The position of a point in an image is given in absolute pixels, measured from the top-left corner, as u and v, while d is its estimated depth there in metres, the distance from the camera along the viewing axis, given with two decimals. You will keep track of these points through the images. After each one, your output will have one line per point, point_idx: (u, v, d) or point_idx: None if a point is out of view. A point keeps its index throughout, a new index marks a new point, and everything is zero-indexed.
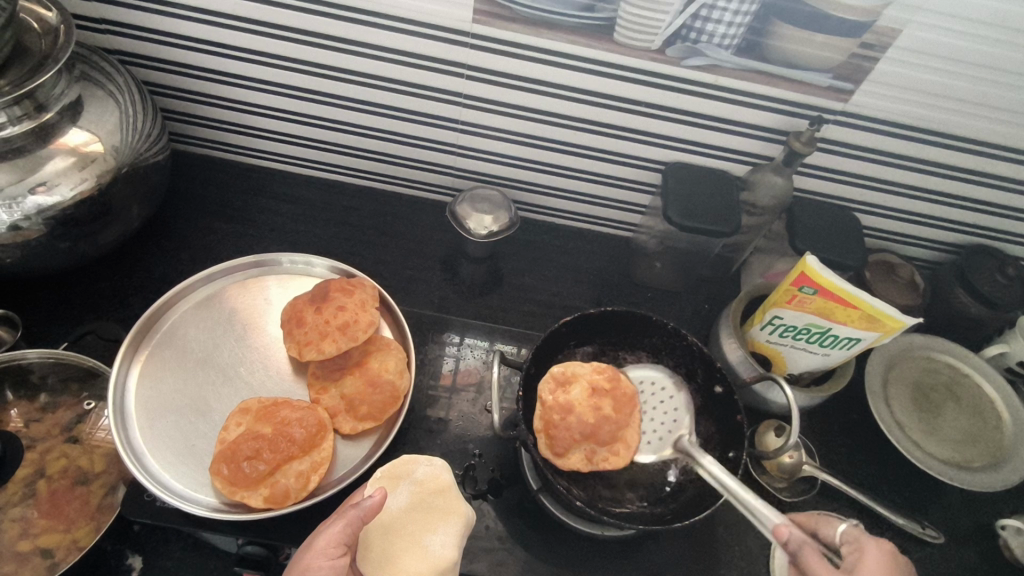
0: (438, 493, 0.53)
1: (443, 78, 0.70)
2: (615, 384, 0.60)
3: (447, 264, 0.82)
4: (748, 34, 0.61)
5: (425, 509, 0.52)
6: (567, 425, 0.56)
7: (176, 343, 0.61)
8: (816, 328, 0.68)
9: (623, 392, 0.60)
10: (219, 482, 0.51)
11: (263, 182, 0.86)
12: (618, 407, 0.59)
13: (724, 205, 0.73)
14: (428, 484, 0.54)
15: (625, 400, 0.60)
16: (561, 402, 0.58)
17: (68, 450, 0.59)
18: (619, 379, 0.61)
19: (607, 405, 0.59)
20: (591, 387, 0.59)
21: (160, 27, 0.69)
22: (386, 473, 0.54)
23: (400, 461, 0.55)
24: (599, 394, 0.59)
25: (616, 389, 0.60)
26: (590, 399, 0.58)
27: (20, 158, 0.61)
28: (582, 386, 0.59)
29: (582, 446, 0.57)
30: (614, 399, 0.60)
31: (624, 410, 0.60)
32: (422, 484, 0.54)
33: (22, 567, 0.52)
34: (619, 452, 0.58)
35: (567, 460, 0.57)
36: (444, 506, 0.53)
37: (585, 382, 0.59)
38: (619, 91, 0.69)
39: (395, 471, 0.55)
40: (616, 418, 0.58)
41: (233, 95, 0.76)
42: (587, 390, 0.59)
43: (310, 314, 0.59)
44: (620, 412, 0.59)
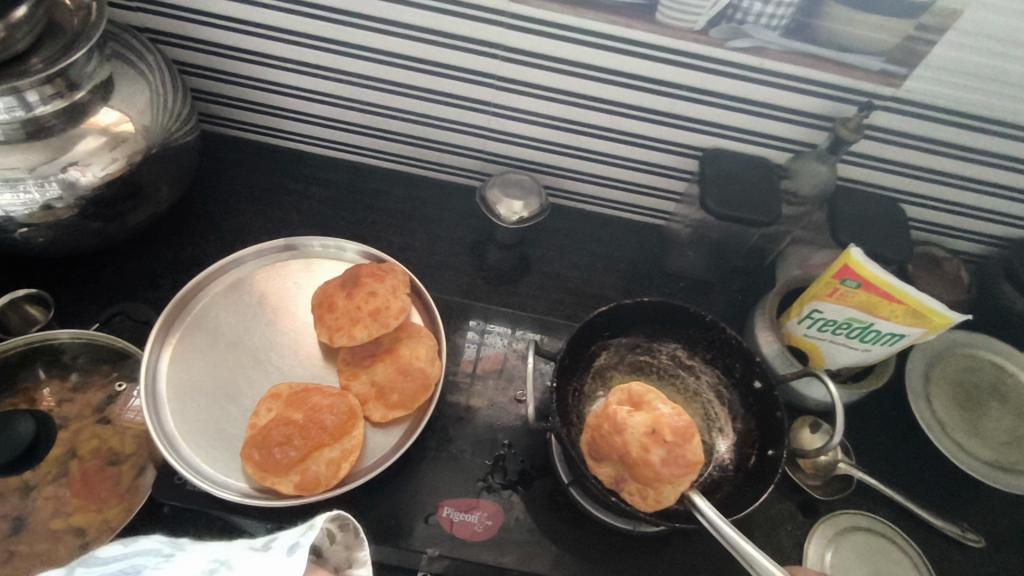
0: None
1: (477, 59, 0.68)
2: (682, 441, 0.52)
3: (475, 250, 0.81)
4: (797, 14, 0.59)
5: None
6: (611, 440, 0.53)
7: (206, 326, 0.60)
8: (858, 323, 0.66)
9: (683, 454, 0.52)
10: (250, 467, 0.51)
11: (290, 165, 0.85)
12: (669, 464, 0.51)
13: (764, 193, 0.70)
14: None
15: (684, 462, 0.51)
16: (617, 417, 0.53)
17: (100, 430, 0.60)
18: (689, 440, 0.53)
19: (656, 454, 0.51)
20: (653, 426, 0.53)
21: (191, 5, 0.68)
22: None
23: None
24: (658, 436, 0.52)
25: (680, 444, 0.52)
26: (644, 435, 0.52)
27: (52, 138, 0.60)
28: (646, 420, 0.53)
29: (616, 465, 0.52)
30: (671, 452, 0.51)
31: (675, 467, 0.51)
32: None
33: (56, 546, 0.53)
34: (650, 496, 0.51)
35: (597, 467, 0.53)
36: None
37: (653, 417, 0.53)
38: (659, 74, 0.67)
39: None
40: (660, 469, 0.51)
41: (264, 75, 0.75)
42: (647, 425, 0.53)
43: (341, 299, 0.58)
44: (665, 466, 0.51)
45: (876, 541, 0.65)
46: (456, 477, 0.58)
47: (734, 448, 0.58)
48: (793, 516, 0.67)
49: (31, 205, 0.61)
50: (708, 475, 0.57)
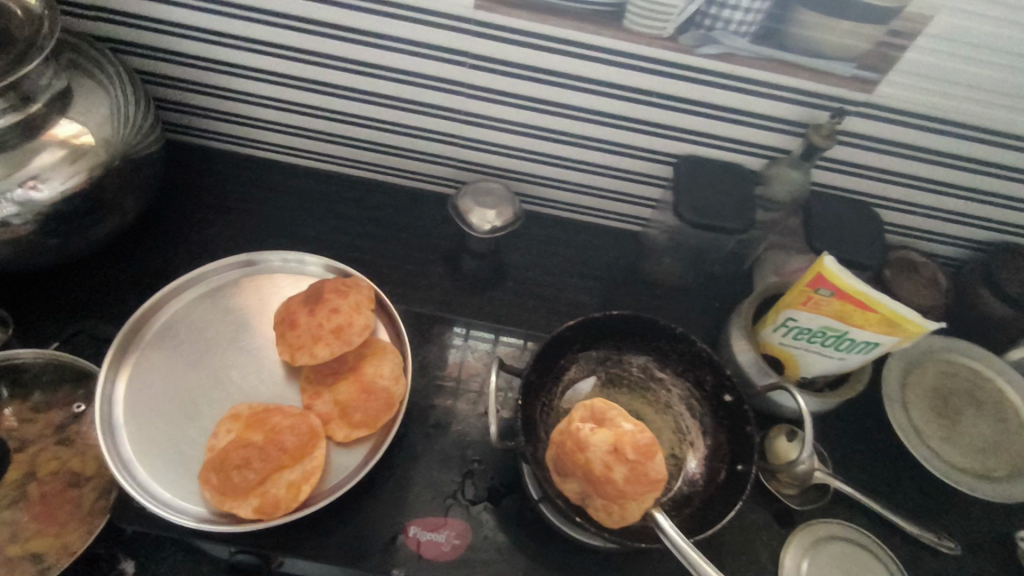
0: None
1: (445, 67, 0.67)
2: (645, 458, 0.52)
3: (450, 259, 0.80)
4: (767, 21, 0.58)
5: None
6: (574, 457, 0.52)
7: (166, 344, 0.59)
8: (833, 331, 0.65)
9: (646, 472, 0.51)
10: (208, 490, 0.49)
11: (260, 174, 0.83)
12: (633, 482, 0.50)
13: (738, 201, 0.69)
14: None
15: (647, 479, 0.51)
16: (579, 435, 0.53)
17: (60, 451, 0.59)
18: (651, 457, 0.52)
19: (619, 472, 0.50)
20: (615, 444, 0.52)
21: (151, 14, 0.66)
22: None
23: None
24: (620, 454, 0.51)
25: (642, 461, 0.51)
26: (606, 452, 0.51)
27: (8, 152, 0.60)
28: (608, 438, 0.52)
29: (579, 482, 0.52)
30: (633, 469, 0.51)
31: (638, 485, 0.50)
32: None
33: (14, 572, 0.52)
34: (615, 511, 0.50)
35: (562, 484, 0.52)
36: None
37: (615, 434, 0.53)
38: (630, 82, 0.66)
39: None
40: (623, 487, 0.50)
41: (230, 84, 0.73)
42: (609, 442, 0.52)
43: (304, 316, 0.57)
44: (629, 484, 0.50)
45: (851, 549, 0.65)
46: (423, 495, 0.57)
47: (705, 463, 0.58)
48: (768, 526, 0.67)
49: None
50: (679, 491, 0.56)
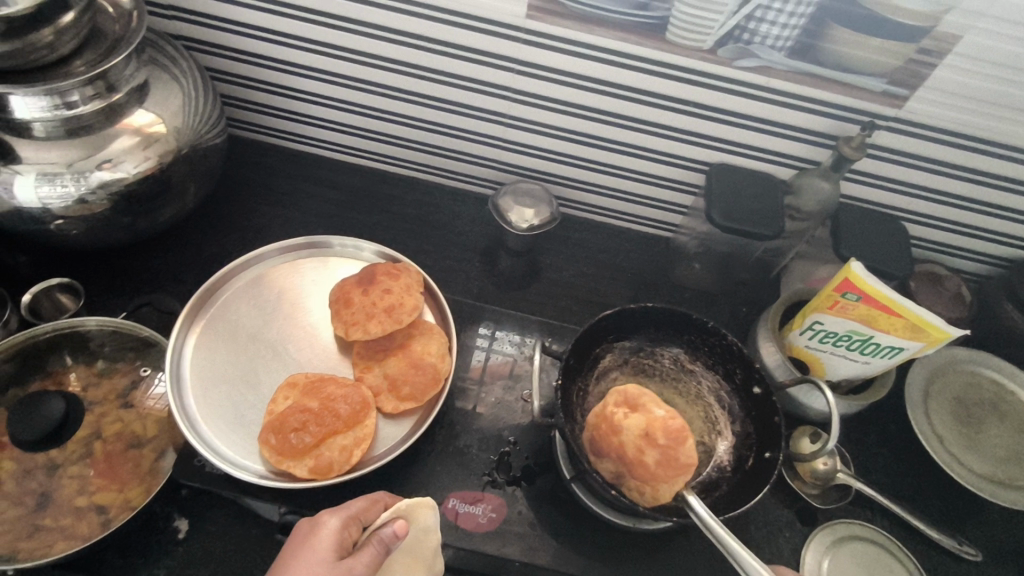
0: (432, 546, 0.54)
1: (493, 72, 0.71)
2: (676, 443, 0.55)
3: (487, 256, 0.84)
4: (802, 36, 0.62)
5: (412, 554, 0.53)
6: (608, 439, 0.55)
7: (228, 317, 0.63)
8: (858, 335, 0.68)
9: (677, 457, 0.54)
10: (267, 450, 0.53)
11: (311, 169, 0.88)
12: (664, 465, 0.53)
13: (768, 208, 0.72)
14: (428, 538, 0.53)
15: (679, 463, 0.54)
16: (612, 420, 0.56)
17: (124, 414, 0.63)
18: (681, 443, 0.55)
19: (650, 456, 0.53)
20: (647, 429, 0.55)
21: (224, 15, 0.72)
22: (405, 508, 0.53)
23: (420, 503, 0.53)
24: (652, 438, 0.54)
25: (673, 447, 0.54)
26: (638, 437, 0.54)
27: (91, 136, 0.65)
28: (640, 423, 0.55)
29: (614, 464, 0.55)
30: (665, 453, 0.54)
31: (669, 469, 0.53)
32: (428, 535, 0.53)
33: (80, 521, 0.56)
34: (647, 492, 0.53)
35: (598, 464, 0.56)
36: (427, 561, 0.53)
37: (648, 419, 0.56)
38: (668, 90, 0.69)
39: (408, 511, 0.53)
40: (654, 470, 0.53)
41: (289, 83, 0.78)
42: (641, 427, 0.55)
43: (358, 295, 0.61)
44: (660, 467, 0.53)
45: (872, 549, 0.66)
46: (461, 471, 0.60)
47: (732, 450, 0.60)
48: (791, 523, 0.68)
49: (67, 199, 0.65)
50: (707, 476, 0.58)
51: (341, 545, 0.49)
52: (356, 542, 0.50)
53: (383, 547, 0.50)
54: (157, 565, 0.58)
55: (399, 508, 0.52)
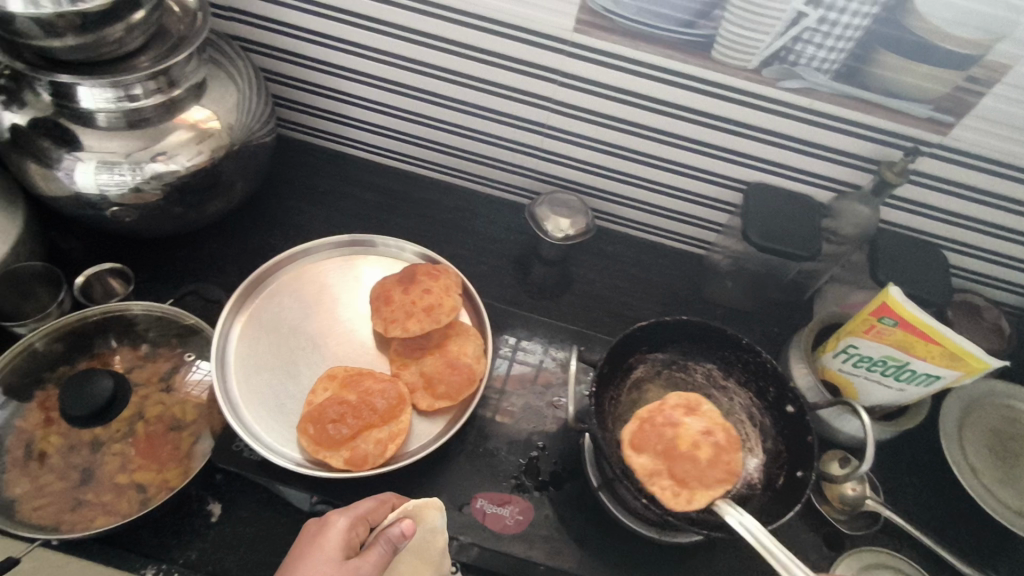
0: (439, 545, 0.54)
1: (538, 83, 0.73)
2: (730, 452, 0.58)
3: (520, 264, 0.85)
4: (849, 59, 0.62)
5: (420, 554, 0.54)
6: (660, 432, 0.58)
7: (273, 308, 0.65)
8: (893, 361, 0.67)
9: (726, 464, 0.57)
10: (305, 439, 0.55)
11: (353, 171, 0.90)
12: (714, 466, 0.56)
13: (806, 228, 0.72)
14: (436, 540, 0.54)
15: (728, 470, 0.56)
16: (672, 417, 0.59)
17: (164, 398, 0.65)
18: (734, 454, 0.58)
19: (703, 454, 0.56)
20: (704, 432, 0.59)
21: (282, 19, 0.74)
22: (412, 508, 0.53)
23: (427, 504, 0.53)
24: (708, 440, 0.58)
25: (728, 455, 0.58)
26: (696, 436, 0.58)
27: (150, 128, 0.68)
28: (699, 426, 0.59)
29: (654, 460, 0.56)
30: (717, 457, 0.57)
31: (716, 471, 0.56)
32: (435, 536, 0.54)
33: (120, 498, 0.58)
34: (681, 496, 0.54)
35: (632, 459, 0.56)
36: (434, 562, 0.54)
37: (707, 424, 0.59)
38: (710, 109, 0.70)
39: (415, 511, 0.53)
40: (705, 467, 0.56)
41: (339, 86, 0.81)
42: (701, 429, 0.59)
43: (398, 293, 0.62)
44: (709, 466, 0.56)
45: None
46: (490, 473, 0.61)
47: (763, 468, 0.59)
48: (816, 547, 0.68)
49: (122, 186, 0.68)
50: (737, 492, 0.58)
51: (347, 545, 0.50)
52: (364, 541, 0.51)
53: (391, 547, 0.50)
54: (189, 547, 0.59)
55: (406, 508, 0.53)
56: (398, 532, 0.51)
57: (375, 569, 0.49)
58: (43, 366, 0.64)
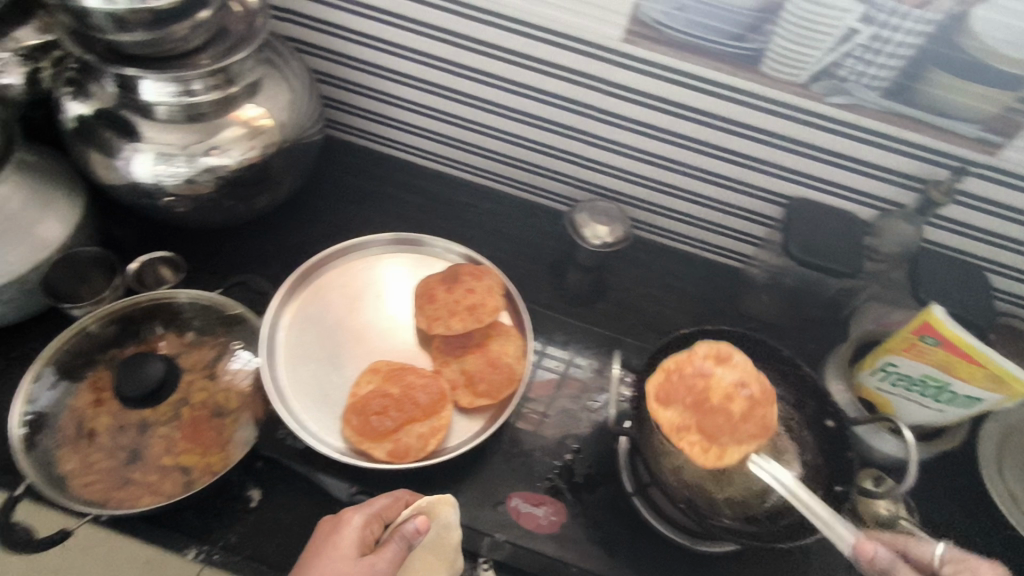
0: (454, 543, 0.54)
1: (584, 91, 0.74)
2: (763, 403, 0.57)
3: (556, 269, 0.86)
4: (900, 77, 0.62)
5: (437, 553, 0.54)
6: (689, 385, 0.57)
7: (319, 301, 0.67)
8: (933, 381, 0.67)
9: (761, 418, 0.56)
10: (349, 430, 0.56)
11: (394, 171, 0.92)
12: (746, 422, 0.56)
13: (848, 244, 0.72)
14: (449, 537, 0.54)
15: (761, 424, 0.56)
16: (702, 368, 0.58)
17: (209, 384, 0.66)
18: (768, 405, 0.57)
19: (736, 408, 0.56)
20: (737, 383, 0.57)
21: (336, 21, 0.76)
22: (425, 504, 0.54)
23: (440, 501, 0.55)
24: (742, 392, 0.57)
25: (763, 408, 0.57)
26: (728, 388, 0.57)
27: (205, 123, 0.70)
28: (733, 376, 0.58)
29: (683, 414, 0.56)
30: (750, 410, 0.56)
31: (748, 427, 0.55)
32: (450, 533, 0.54)
33: (165, 479, 0.60)
34: (711, 452, 0.54)
35: (660, 412, 0.56)
36: (450, 561, 0.54)
37: (739, 374, 0.58)
38: (755, 122, 0.71)
39: (429, 507, 0.54)
40: (737, 423, 0.55)
41: (386, 88, 0.83)
42: (733, 381, 0.57)
43: (442, 292, 0.64)
44: (742, 421, 0.56)
45: None
46: (525, 473, 0.62)
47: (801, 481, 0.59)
48: None
49: (177, 177, 0.70)
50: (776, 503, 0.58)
51: (363, 542, 0.51)
52: (380, 539, 0.52)
53: (405, 543, 0.51)
54: (230, 530, 0.61)
55: (420, 504, 0.54)
56: (412, 528, 0.52)
57: (389, 566, 0.50)
58: (95, 348, 0.66)
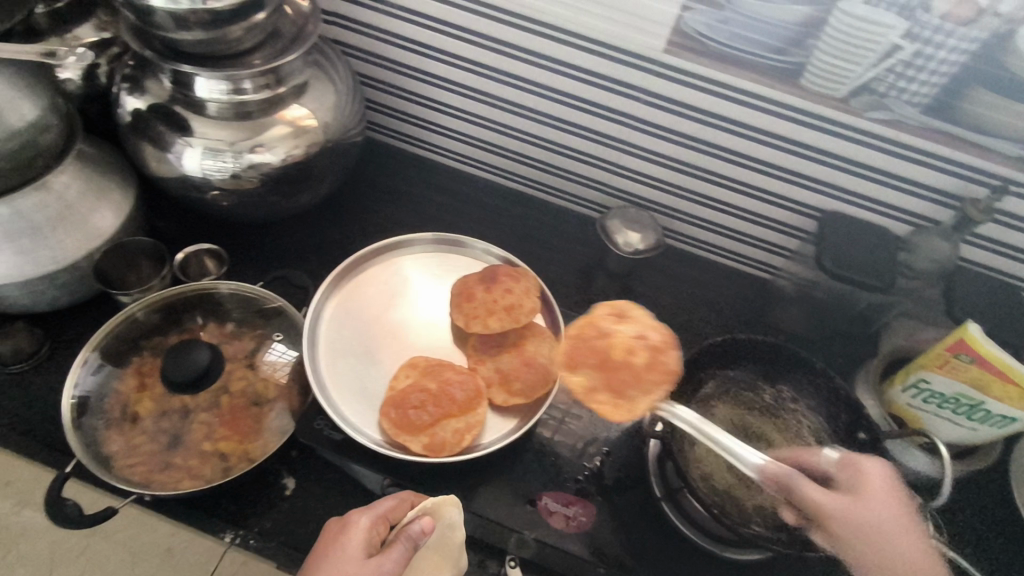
0: (457, 542, 0.56)
1: (621, 100, 0.75)
2: (665, 353, 0.63)
3: (585, 274, 0.87)
4: (941, 94, 0.62)
5: (440, 551, 0.55)
6: (595, 347, 0.64)
7: (359, 296, 0.70)
8: (967, 400, 0.66)
9: (663, 365, 0.62)
10: (387, 422, 0.59)
11: (430, 174, 0.94)
12: (650, 369, 0.61)
13: (882, 259, 0.72)
14: (453, 536, 0.55)
15: (665, 369, 0.61)
16: (606, 330, 0.65)
17: (247, 373, 0.67)
18: (669, 354, 0.63)
19: (638, 358, 0.62)
20: (638, 337, 0.64)
21: (382, 25, 0.79)
22: (430, 505, 0.55)
23: (444, 501, 0.56)
24: (641, 344, 0.63)
25: (662, 356, 0.62)
26: (630, 343, 0.63)
27: (252, 121, 0.72)
28: (631, 331, 0.65)
29: (591, 372, 0.62)
30: (653, 359, 0.62)
31: (654, 374, 0.60)
32: (453, 533, 0.56)
33: (205, 464, 0.62)
34: (621, 406, 0.59)
35: (569, 374, 0.62)
36: (453, 558, 0.56)
37: (637, 330, 0.64)
38: (792, 135, 0.71)
39: (433, 508, 0.55)
40: (642, 371, 0.61)
41: (426, 92, 0.84)
42: (631, 336, 0.64)
43: (480, 291, 0.65)
44: (647, 370, 0.61)
45: None
46: (555, 473, 0.62)
47: None
48: None
49: (224, 172, 0.72)
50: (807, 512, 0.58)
51: (370, 543, 0.52)
52: (385, 540, 0.53)
53: (412, 543, 0.52)
54: (265, 516, 0.63)
55: (424, 505, 0.55)
56: (416, 530, 0.52)
57: (396, 566, 0.51)
58: (140, 334, 0.68)
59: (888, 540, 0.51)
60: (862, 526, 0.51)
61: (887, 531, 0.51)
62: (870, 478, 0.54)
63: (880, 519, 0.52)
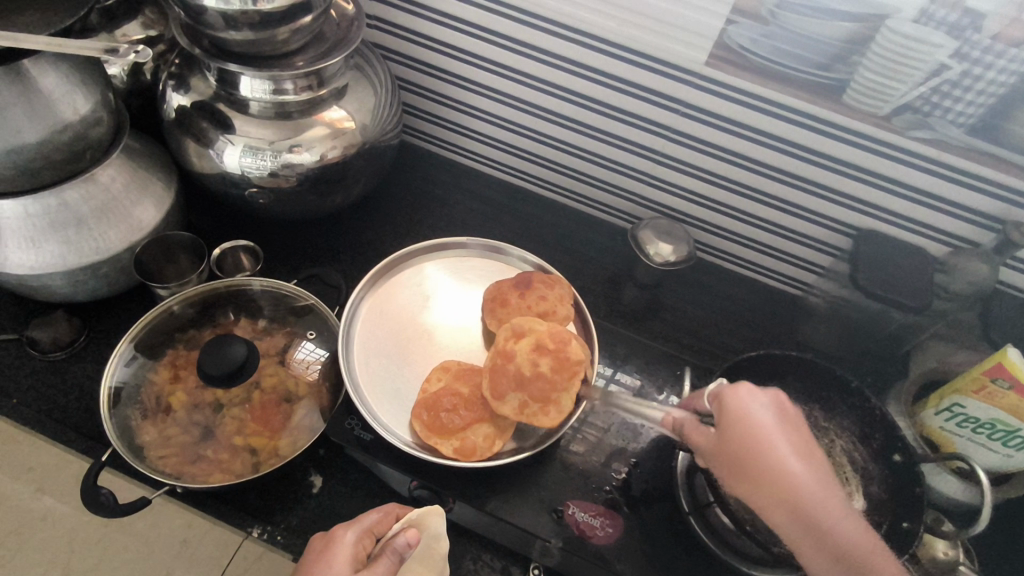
0: (443, 553, 0.54)
1: (656, 111, 0.75)
2: (563, 346, 0.62)
3: (613, 284, 0.87)
4: (987, 115, 0.61)
5: (424, 562, 0.53)
6: (507, 371, 0.60)
7: (393, 298, 0.71)
8: (1003, 425, 0.65)
9: (566, 357, 0.61)
10: (418, 425, 0.60)
11: (461, 178, 0.95)
12: (557, 370, 0.60)
13: (919, 280, 0.71)
14: (439, 547, 0.54)
15: (570, 363, 0.61)
16: (507, 348, 0.62)
17: (278, 369, 0.67)
18: (567, 343, 0.62)
19: (545, 363, 0.60)
20: (536, 342, 0.62)
21: (423, 31, 0.79)
22: (415, 517, 0.56)
23: (429, 510, 0.56)
24: (542, 350, 0.61)
25: (562, 350, 0.61)
26: (531, 353, 0.61)
27: (292, 122, 0.72)
28: (530, 340, 0.62)
29: (517, 395, 0.59)
30: (557, 357, 0.61)
31: (562, 373, 0.60)
32: (439, 543, 0.54)
33: (234, 458, 0.62)
34: (550, 411, 0.59)
35: (500, 403, 0.59)
36: (440, 569, 0.54)
37: (534, 336, 0.62)
38: (831, 151, 0.71)
39: (418, 519, 0.55)
40: (551, 376, 0.60)
41: (462, 97, 0.85)
42: (531, 343, 0.61)
43: (514, 298, 0.67)
44: (554, 371, 0.60)
45: None
46: (582, 482, 0.62)
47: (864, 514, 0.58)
48: None
49: (261, 170, 0.73)
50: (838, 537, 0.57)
51: (356, 557, 0.52)
52: (370, 554, 0.53)
53: (397, 557, 0.52)
54: (292, 513, 0.63)
55: (409, 518, 0.56)
56: (400, 543, 0.53)
57: None
58: (176, 327, 0.69)
59: (770, 449, 0.49)
60: (739, 452, 0.49)
61: (771, 446, 0.48)
62: (732, 403, 0.51)
63: (757, 439, 0.49)
